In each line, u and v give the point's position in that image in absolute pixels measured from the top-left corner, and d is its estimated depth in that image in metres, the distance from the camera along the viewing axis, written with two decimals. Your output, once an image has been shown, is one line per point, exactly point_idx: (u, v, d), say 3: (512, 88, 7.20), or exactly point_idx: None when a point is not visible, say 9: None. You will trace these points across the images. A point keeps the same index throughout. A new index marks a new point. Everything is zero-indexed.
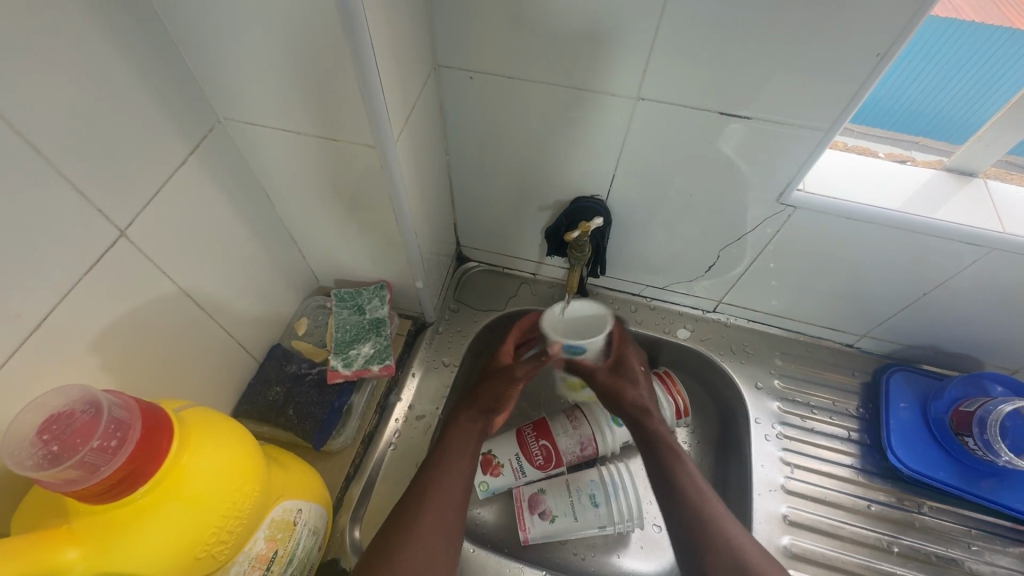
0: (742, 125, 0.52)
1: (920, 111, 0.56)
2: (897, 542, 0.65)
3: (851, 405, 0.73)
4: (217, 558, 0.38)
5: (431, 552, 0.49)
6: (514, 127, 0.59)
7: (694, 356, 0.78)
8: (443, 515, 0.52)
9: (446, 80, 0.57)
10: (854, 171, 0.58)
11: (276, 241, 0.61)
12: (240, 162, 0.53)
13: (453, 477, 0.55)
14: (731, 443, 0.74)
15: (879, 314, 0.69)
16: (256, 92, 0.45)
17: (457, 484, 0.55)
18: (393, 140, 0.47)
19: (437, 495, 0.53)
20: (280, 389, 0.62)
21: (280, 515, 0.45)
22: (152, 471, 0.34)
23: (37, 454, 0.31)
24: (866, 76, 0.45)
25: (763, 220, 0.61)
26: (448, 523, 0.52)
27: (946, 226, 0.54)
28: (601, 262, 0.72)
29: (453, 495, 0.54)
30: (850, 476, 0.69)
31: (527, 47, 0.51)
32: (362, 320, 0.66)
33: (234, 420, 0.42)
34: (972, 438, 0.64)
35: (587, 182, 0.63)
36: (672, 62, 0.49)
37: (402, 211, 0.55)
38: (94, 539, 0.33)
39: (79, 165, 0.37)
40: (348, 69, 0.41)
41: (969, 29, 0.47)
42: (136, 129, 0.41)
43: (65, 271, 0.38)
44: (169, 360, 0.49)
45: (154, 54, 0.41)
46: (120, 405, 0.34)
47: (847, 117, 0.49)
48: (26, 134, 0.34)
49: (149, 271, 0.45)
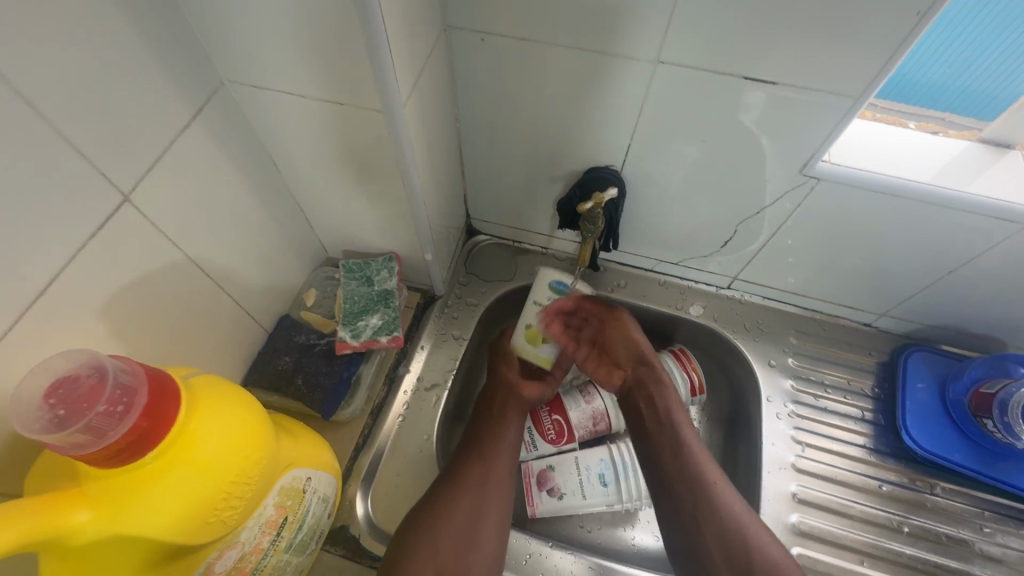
0: (767, 91, 0.49)
1: (949, 86, 0.53)
2: (908, 522, 0.64)
3: (867, 385, 0.72)
4: (227, 523, 0.39)
5: (478, 531, 0.55)
6: (527, 93, 0.57)
7: (705, 333, 0.76)
8: (487, 497, 0.57)
9: (455, 42, 0.54)
10: (882, 142, 0.55)
11: (283, 210, 0.60)
12: (245, 127, 0.51)
13: (504, 460, 0.60)
14: (741, 420, 0.73)
15: (900, 293, 0.67)
16: (259, 52, 0.43)
17: (506, 466, 0.60)
18: (402, 105, 0.45)
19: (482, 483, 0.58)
20: (289, 358, 0.62)
21: (289, 483, 0.45)
22: (161, 437, 0.34)
23: (44, 417, 0.31)
24: (907, 36, 0.42)
25: (784, 193, 0.59)
26: (496, 506, 0.57)
27: (978, 200, 0.52)
28: (614, 236, 0.70)
29: (499, 476, 0.59)
30: (863, 456, 0.68)
31: (542, 8, 0.48)
32: (370, 291, 0.65)
33: (242, 388, 0.42)
34: (991, 420, 0.62)
35: (601, 152, 0.61)
36: (696, 25, 0.46)
37: (411, 180, 0.53)
38: (104, 503, 0.33)
39: (80, 129, 0.36)
40: (356, 30, 0.39)
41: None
42: (138, 91, 0.40)
43: (69, 236, 0.37)
44: (176, 329, 0.49)
45: (155, 13, 0.39)
46: (125, 371, 0.34)
47: (880, 84, 0.46)
48: (25, 96, 0.32)
49: (155, 238, 0.44)
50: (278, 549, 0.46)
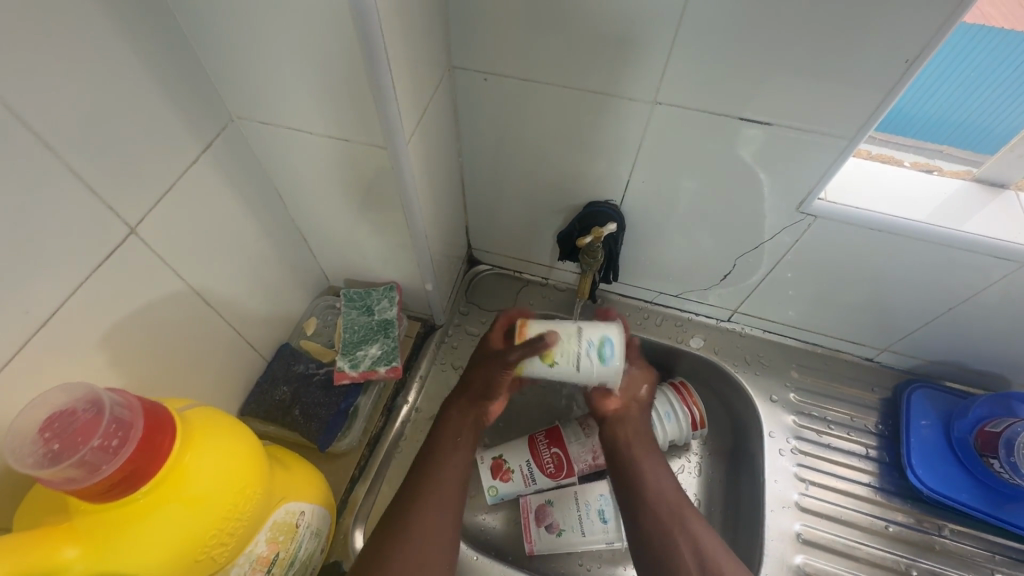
0: (763, 131, 0.50)
1: (944, 120, 0.53)
2: (915, 565, 0.62)
3: (870, 421, 0.71)
4: (216, 560, 0.38)
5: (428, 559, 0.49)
6: (528, 129, 0.58)
7: (707, 368, 0.76)
8: (442, 526, 0.52)
9: (459, 81, 0.56)
10: (877, 180, 0.56)
11: (287, 240, 0.61)
12: (253, 160, 0.53)
13: (455, 471, 0.55)
14: (743, 455, 0.72)
15: (903, 328, 0.66)
16: (266, 89, 0.45)
17: (457, 481, 0.55)
18: (404, 141, 0.47)
19: (440, 499, 0.53)
20: (287, 388, 0.61)
21: (282, 518, 0.45)
22: (154, 472, 0.34)
23: (38, 452, 0.31)
24: (895, 82, 0.44)
25: (783, 229, 0.59)
26: (452, 520, 0.53)
27: (977, 239, 0.52)
28: (615, 269, 0.70)
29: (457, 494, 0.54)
30: (869, 495, 0.66)
31: (543, 47, 0.50)
32: (370, 321, 0.66)
33: (238, 421, 0.42)
34: (998, 460, 0.61)
35: (601, 187, 0.62)
36: (690, 69, 0.48)
37: (413, 212, 0.54)
38: (94, 539, 0.33)
39: (93, 165, 0.38)
40: (361, 72, 0.40)
41: (994, 35, 0.46)
42: (151, 131, 0.41)
43: (78, 268, 0.38)
44: (175, 358, 0.49)
45: (170, 55, 0.41)
46: (123, 405, 0.34)
47: (874, 124, 0.47)
48: (45, 135, 0.34)
49: (160, 269, 0.45)
50: None
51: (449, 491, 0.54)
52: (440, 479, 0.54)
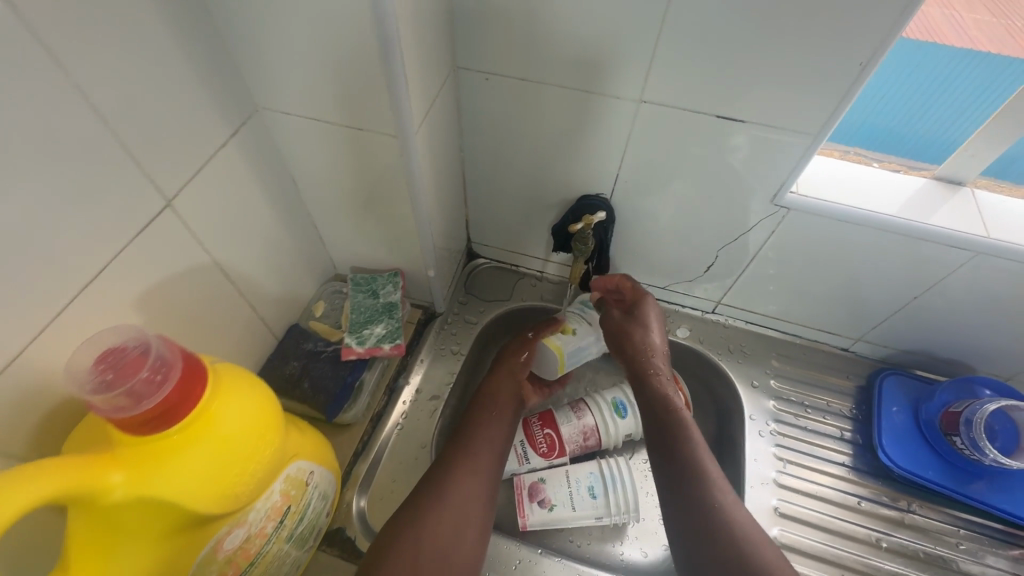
0: (738, 129, 0.55)
1: (901, 130, 0.61)
2: (887, 538, 0.66)
3: (845, 406, 0.75)
4: (236, 501, 0.42)
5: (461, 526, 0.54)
6: (526, 126, 0.63)
7: (692, 356, 0.80)
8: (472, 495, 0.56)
9: (462, 81, 0.61)
10: (845, 175, 0.61)
11: (299, 226, 0.65)
12: (272, 148, 0.57)
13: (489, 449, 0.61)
14: (726, 437, 0.75)
15: (874, 317, 0.71)
16: (289, 82, 0.50)
17: (492, 455, 0.61)
18: (413, 130, 0.51)
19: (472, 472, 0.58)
20: (297, 363, 0.66)
21: (295, 473, 0.48)
22: (186, 412, 0.38)
23: (94, 380, 0.35)
24: (852, 84, 0.49)
25: (759, 220, 0.64)
26: (482, 493, 0.57)
27: (934, 230, 0.57)
28: (604, 257, 0.75)
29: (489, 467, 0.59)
30: (844, 474, 0.70)
31: (540, 50, 0.55)
32: (375, 304, 0.70)
33: (260, 378, 0.46)
34: (960, 438, 0.66)
35: (592, 181, 0.67)
36: (672, 71, 0.53)
37: (418, 199, 0.59)
38: (130, 470, 0.36)
39: (136, 142, 0.42)
40: (376, 65, 0.45)
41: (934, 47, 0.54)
42: (185, 116, 0.46)
43: (117, 235, 0.43)
44: (196, 327, 0.53)
45: (204, 49, 0.46)
46: (166, 346, 0.38)
47: (833, 124, 0.52)
48: (97, 114, 0.38)
49: (188, 242, 0.49)
50: (280, 537, 0.49)
51: (481, 465, 0.59)
52: (473, 456, 0.59)
